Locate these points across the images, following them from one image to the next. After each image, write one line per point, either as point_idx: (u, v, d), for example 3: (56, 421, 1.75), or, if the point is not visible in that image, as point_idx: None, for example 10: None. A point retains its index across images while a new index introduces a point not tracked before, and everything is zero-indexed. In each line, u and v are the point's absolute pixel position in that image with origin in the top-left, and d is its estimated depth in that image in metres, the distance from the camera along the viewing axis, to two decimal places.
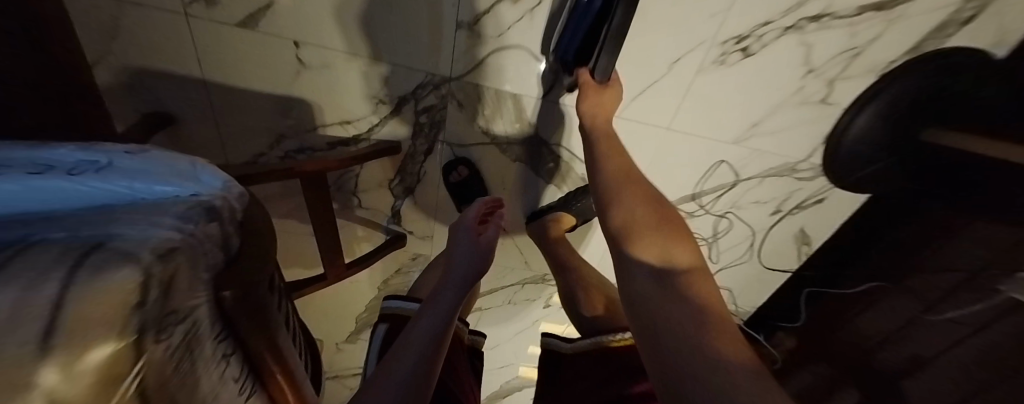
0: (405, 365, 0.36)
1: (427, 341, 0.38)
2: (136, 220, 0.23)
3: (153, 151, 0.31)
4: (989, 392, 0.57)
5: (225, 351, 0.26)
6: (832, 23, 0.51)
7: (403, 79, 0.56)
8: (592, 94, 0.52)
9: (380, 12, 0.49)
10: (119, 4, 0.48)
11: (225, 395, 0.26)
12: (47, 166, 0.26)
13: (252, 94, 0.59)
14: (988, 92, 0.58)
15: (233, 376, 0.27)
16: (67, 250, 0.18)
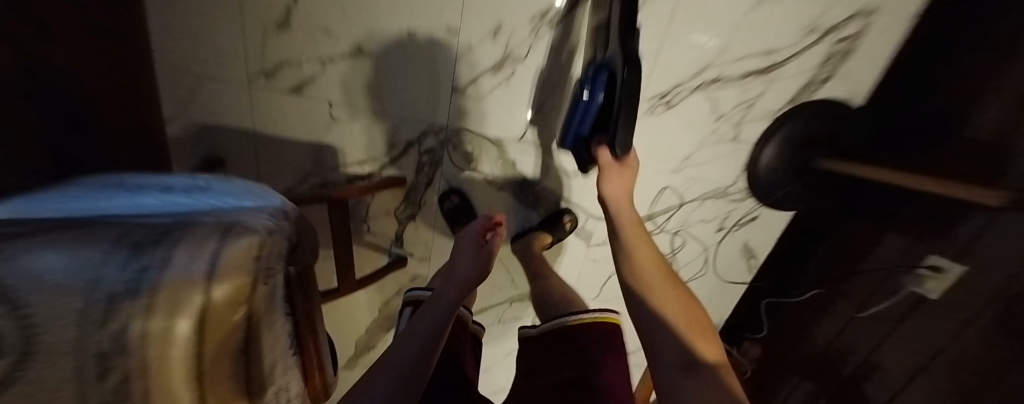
0: (409, 348, 0.41)
1: (429, 332, 0.43)
2: (241, 214, 0.35)
3: (235, 179, 0.44)
4: (924, 376, 0.67)
5: (287, 311, 0.37)
6: (726, 84, 0.71)
7: (412, 128, 0.73)
8: (612, 172, 0.63)
9: (397, 82, 0.68)
10: (200, 80, 0.66)
11: (284, 345, 0.37)
12: (168, 186, 0.40)
13: (288, 142, 0.74)
14: (855, 129, 0.77)
15: (288, 332, 0.38)
16: (218, 225, 0.31)
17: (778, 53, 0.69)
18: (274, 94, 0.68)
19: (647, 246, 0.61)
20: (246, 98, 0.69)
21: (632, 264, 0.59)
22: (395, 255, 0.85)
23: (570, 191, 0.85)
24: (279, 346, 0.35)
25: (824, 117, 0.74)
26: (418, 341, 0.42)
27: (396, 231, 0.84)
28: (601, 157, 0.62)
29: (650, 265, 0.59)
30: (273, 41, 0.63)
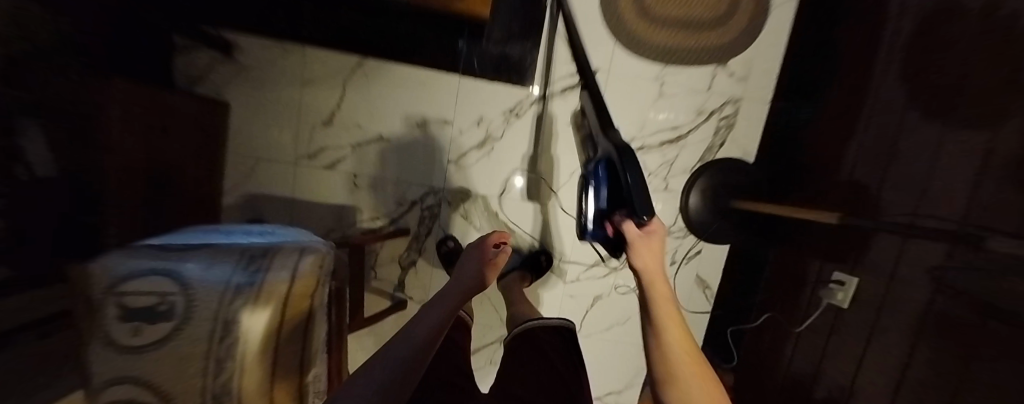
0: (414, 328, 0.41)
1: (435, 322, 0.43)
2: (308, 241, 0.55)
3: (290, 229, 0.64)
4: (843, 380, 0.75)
5: (329, 313, 0.53)
6: (647, 151, 0.98)
7: (416, 189, 0.95)
8: (639, 244, 0.47)
9: (406, 158, 0.94)
10: (262, 161, 0.91)
11: (321, 340, 0.51)
12: (248, 231, 0.59)
13: (317, 204, 0.94)
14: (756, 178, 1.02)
15: (327, 332, 0.53)
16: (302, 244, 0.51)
17: (681, 128, 0.98)
18: (314, 170, 0.93)
19: (681, 328, 0.44)
20: (291, 173, 0.92)
21: (663, 355, 0.42)
22: (397, 299, 0.97)
23: (544, 237, 1.02)
24: (317, 338, 0.49)
25: (729, 170, 0.99)
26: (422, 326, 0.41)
27: (398, 277, 0.98)
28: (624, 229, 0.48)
29: (694, 369, 0.41)
30: (319, 134, 0.91)
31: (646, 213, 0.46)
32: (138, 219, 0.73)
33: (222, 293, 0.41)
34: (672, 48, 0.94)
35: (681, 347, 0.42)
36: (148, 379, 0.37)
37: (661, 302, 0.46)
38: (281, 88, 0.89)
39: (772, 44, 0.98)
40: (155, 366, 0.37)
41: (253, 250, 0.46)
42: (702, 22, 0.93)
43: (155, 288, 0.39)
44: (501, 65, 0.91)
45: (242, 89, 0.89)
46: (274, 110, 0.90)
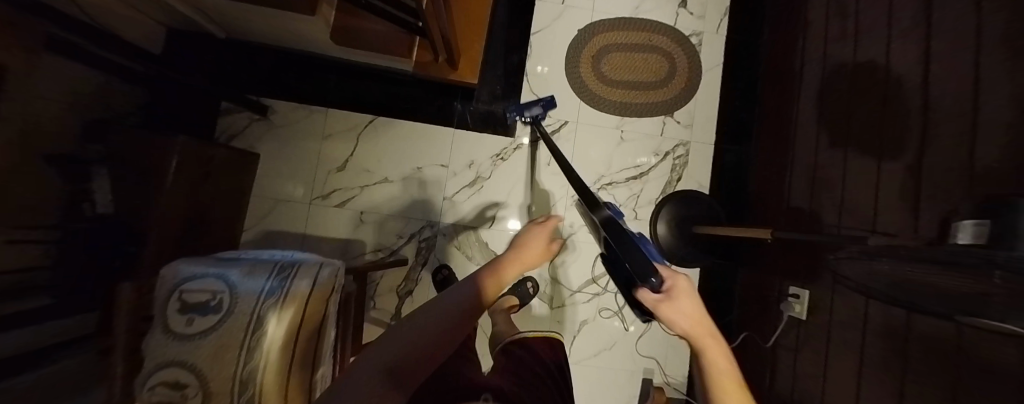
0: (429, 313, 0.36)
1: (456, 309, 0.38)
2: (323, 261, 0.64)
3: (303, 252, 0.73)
4: (825, 390, 0.81)
5: (333, 330, 0.61)
6: (616, 185, 1.15)
7: (415, 224, 1.08)
8: (663, 309, 0.44)
9: (408, 196, 1.08)
10: (282, 202, 1.05)
11: (326, 353, 0.59)
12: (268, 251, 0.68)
13: (326, 239, 1.05)
14: (715, 204, 1.14)
15: (330, 346, 0.60)
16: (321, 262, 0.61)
17: (643, 166, 1.16)
18: (325, 209, 1.06)
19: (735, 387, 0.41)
20: (305, 212, 1.05)
21: None
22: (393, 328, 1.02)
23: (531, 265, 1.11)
24: (325, 345, 0.57)
25: (691, 199, 1.10)
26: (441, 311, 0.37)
27: (395, 306, 1.05)
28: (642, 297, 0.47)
29: None
30: (333, 178, 1.06)
31: (653, 276, 0.46)
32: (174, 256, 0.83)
33: (259, 293, 0.51)
34: (627, 103, 1.16)
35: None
36: (193, 362, 0.46)
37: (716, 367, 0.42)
38: (304, 141, 1.06)
39: (708, 99, 1.21)
40: (202, 352, 0.46)
41: (283, 259, 0.56)
42: (648, 84, 1.16)
43: (210, 288, 0.49)
44: (488, 119, 1.11)
45: (272, 142, 1.05)
46: (295, 159, 1.06)
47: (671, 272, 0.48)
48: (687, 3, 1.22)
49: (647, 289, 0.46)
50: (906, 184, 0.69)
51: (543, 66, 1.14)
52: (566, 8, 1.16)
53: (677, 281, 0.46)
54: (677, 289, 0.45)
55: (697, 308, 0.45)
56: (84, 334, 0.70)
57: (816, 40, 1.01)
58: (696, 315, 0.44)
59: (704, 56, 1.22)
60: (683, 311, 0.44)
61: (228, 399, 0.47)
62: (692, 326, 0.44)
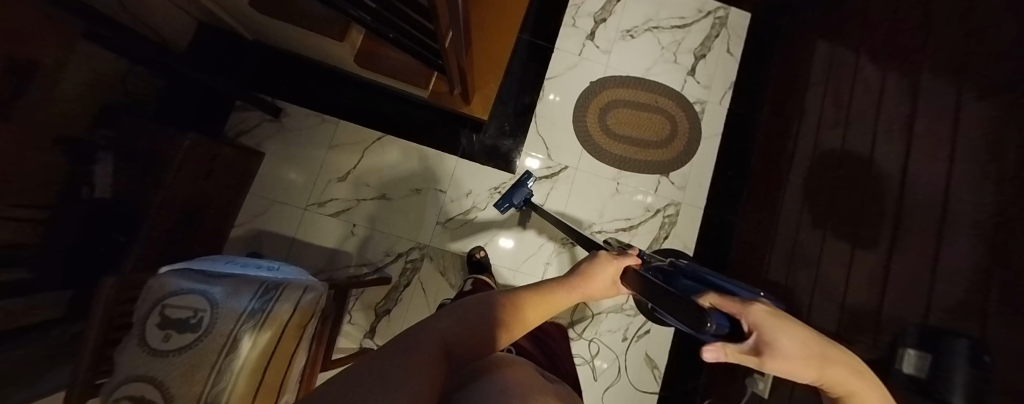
0: (481, 314, 0.32)
1: (505, 319, 0.34)
2: (304, 275, 0.66)
3: (286, 266, 0.74)
4: None
5: (304, 356, 0.62)
6: (604, 234, 1.18)
7: (405, 244, 1.09)
8: (766, 344, 0.32)
9: (403, 214, 1.10)
10: (276, 204, 1.06)
11: (293, 381, 0.59)
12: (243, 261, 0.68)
13: (314, 245, 1.06)
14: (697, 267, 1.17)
15: (298, 374, 0.61)
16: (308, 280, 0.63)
17: (633, 219, 1.20)
18: (318, 217, 1.07)
19: None
20: (298, 216, 1.06)
21: None
22: (365, 346, 1.02)
23: (510, 261, 1.12)
24: (293, 373, 0.57)
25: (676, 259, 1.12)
26: (491, 317, 0.33)
27: (370, 323, 1.05)
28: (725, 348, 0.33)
29: None
30: (331, 188, 1.08)
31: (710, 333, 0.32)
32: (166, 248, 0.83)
33: (240, 312, 0.52)
34: (627, 158, 1.20)
35: None
36: (163, 380, 0.47)
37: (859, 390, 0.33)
38: (309, 148, 1.08)
39: (702, 164, 1.27)
40: (174, 371, 0.47)
41: (268, 278, 0.57)
42: (649, 142, 1.22)
43: (192, 306, 0.51)
44: (492, 152, 1.15)
45: (279, 144, 1.07)
46: (298, 164, 1.08)
47: (744, 308, 0.35)
48: (696, 72, 1.29)
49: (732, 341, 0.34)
50: (870, 287, 0.73)
51: (552, 96, 1.19)
52: (581, 60, 1.22)
53: (753, 316, 0.34)
54: (761, 329, 0.33)
55: (803, 348, 0.33)
56: (63, 316, 0.70)
57: (808, 130, 1.08)
58: (802, 353, 0.33)
59: (705, 124, 1.28)
60: (781, 356, 0.32)
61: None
62: (821, 374, 0.34)
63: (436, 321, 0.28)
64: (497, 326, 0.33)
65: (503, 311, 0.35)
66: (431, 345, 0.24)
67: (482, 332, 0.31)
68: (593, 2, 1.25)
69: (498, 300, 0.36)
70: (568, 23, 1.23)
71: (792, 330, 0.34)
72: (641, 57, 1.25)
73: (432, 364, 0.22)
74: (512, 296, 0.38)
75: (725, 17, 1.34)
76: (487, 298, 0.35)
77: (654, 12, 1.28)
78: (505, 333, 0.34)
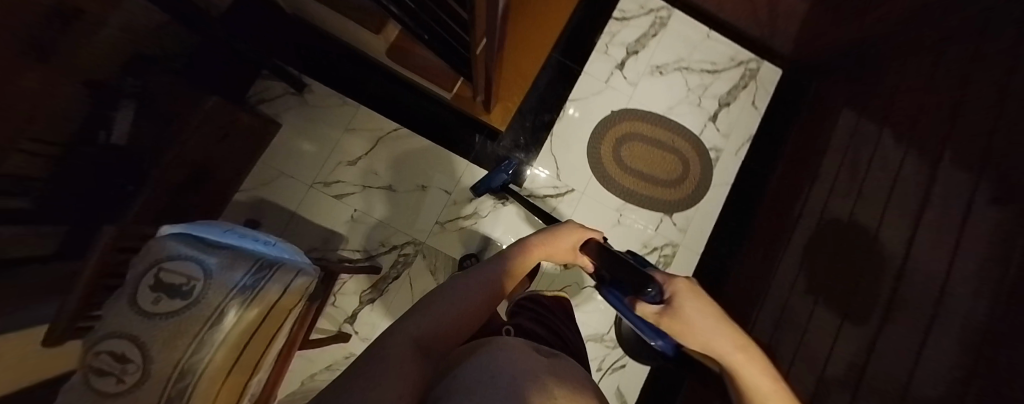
0: (460, 295, 0.34)
1: (484, 291, 0.37)
2: (298, 255, 0.66)
3: (283, 242, 0.75)
4: None
5: (282, 339, 0.62)
6: None
7: (401, 237, 1.10)
8: (681, 303, 0.38)
9: (405, 209, 1.11)
10: (282, 176, 1.07)
11: (265, 364, 0.59)
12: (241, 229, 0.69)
13: (312, 222, 1.07)
14: None
15: (272, 356, 0.61)
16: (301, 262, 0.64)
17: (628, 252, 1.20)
18: (321, 196, 1.08)
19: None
20: (303, 191, 1.07)
21: None
22: (344, 331, 1.04)
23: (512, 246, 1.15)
24: (268, 354, 0.58)
25: None
26: (471, 295, 0.35)
27: (353, 309, 1.07)
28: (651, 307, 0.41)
29: None
30: (340, 170, 1.09)
31: (647, 291, 0.42)
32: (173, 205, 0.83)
33: (232, 284, 0.53)
34: (634, 191, 1.21)
35: None
36: (144, 341, 0.48)
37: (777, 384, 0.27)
38: (326, 128, 1.09)
39: (707, 210, 1.27)
40: (157, 333, 0.48)
41: (265, 253, 0.58)
42: (658, 180, 1.22)
43: (186, 273, 0.52)
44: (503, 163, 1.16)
45: (298, 118, 1.09)
46: (312, 141, 1.09)
47: (676, 280, 0.42)
48: (717, 119, 1.29)
49: (640, 298, 0.43)
50: (850, 367, 0.73)
51: (570, 111, 1.21)
52: (607, 88, 1.23)
53: (676, 285, 0.40)
54: (677, 294, 0.39)
55: (714, 320, 0.35)
56: (61, 251, 0.70)
57: (817, 198, 1.08)
58: (714, 324, 0.34)
59: (716, 171, 1.28)
60: (684, 315, 0.37)
61: (162, 384, 0.47)
62: (712, 343, 0.33)
63: (409, 318, 0.29)
64: (478, 300, 0.35)
65: (480, 286, 0.37)
66: (403, 343, 0.25)
67: (464, 312, 0.33)
68: (629, 33, 1.26)
69: (474, 276, 0.38)
70: (600, 49, 1.24)
71: (714, 307, 0.37)
72: (666, 95, 1.26)
73: (404, 360, 0.23)
74: (487, 268, 0.40)
75: (755, 70, 1.34)
76: (463, 278, 0.37)
77: (687, 52, 1.29)
78: (487, 307, 0.36)
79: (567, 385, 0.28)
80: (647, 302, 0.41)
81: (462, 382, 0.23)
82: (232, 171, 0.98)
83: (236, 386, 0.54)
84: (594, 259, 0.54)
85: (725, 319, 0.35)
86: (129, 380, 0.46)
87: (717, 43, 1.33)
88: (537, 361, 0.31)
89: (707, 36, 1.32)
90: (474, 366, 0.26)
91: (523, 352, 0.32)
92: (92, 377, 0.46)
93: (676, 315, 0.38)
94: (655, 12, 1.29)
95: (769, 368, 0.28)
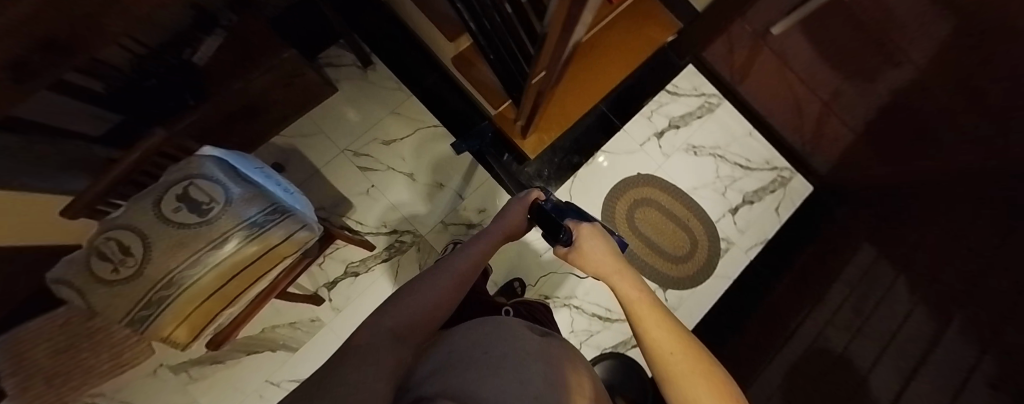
0: (423, 293, 0.44)
1: (444, 285, 0.47)
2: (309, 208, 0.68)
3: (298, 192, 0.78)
4: None
5: (265, 284, 0.64)
6: (581, 310, 1.18)
7: (404, 224, 1.14)
8: (582, 244, 0.63)
9: (416, 199, 1.15)
10: (319, 135, 1.14)
11: (240, 302, 0.61)
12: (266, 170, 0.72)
13: (331, 184, 1.12)
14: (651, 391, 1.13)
15: (250, 297, 0.62)
16: (310, 214, 0.65)
17: (612, 312, 1.20)
18: (347, 163, 1.14)
19: (643, 304, 0.48)
20: (332, 154, 1.13)
21: (657, 316, 0.45)
22: (319, 295, 1.06)
23: (507, 267, 1.18)
24: (247, 293, 0.60)
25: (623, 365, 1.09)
26: (431, 293, 0.45)
27: (336, 276, 1.09)
28: (564, 248, 0.68)
29: (688, 360, 0.39)
30: (372, 146, 1.15)
31: (562, 237, 0.67)
32: (215, 129, 0.90)
33: (243, 220, 0.56)
34: (638, 255, 1.21)
35: (659, 321, 0.44)
36: (151, 242, 0.52)
37: (627, 288, 0.53)
38: (373, 105, 1.17)
39: (703, 298, 1.24)
40: (163, 238, 0.52)
41: (283, 201, 0.60)
42: (664, 253, 1.23)
43: (209, 193, 0.56)
44: (521, 187, 1.19)
45: (353, 88, 1.17)
46: (357, 112, 1.16)
47: (579, 227, 0.65)
48: (737, 213, 1.29)
49: (560, 244, 0.68)
50: None
51: (601, 159, 1.25)
52: (640, 150, 1.27)
53: (580, 230, 0.64)
54: (582, 241, 0.63)
55: (604, 253, 0.61)
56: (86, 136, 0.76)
57: (815, 324, 1.05)
58: (604, 256, 0.61)
59: (723, 263, 1.26)
60: (588, 252, 0.62)
61: (149, 286, 0.51)
62: (605, 273, 0.60)
63: (380, 314, 0.38)
64: (436, 296, 0.45)
65: (439, 283, 0.47)
66: (383, 333, 0.34)
67: (427, 306, 0.43)
68: (676, 107, 1.31)
69: (433, 274, 0.48)
70: (645, 113, 1.30)
71: (603, 240, 0.63)
72: (694, 175, 1.28)
73: (389, 346, 0.33)
74: (446, 266, 0.51)
75: (787, 179, 1.35)
76: (426, 279, 0.47)
77: (726, 141, 1.32)
78: (447, 298, 0.46)
79: (526, 364, 0.34)
80: (564, 245, 0.67)
81: (454, 358, 0.34)
82: (278, 116, 1.05)
83: (208, 312, 0.56)
84: (537, 218, 0.73)
85: (613, 254, 0.61)
86: (124, 271, 0.51)
87: (757, 142, 1.35)
88: (502, 339, 0.39)
89: (750, 133, 1.35)
90: (464, 345, 0.38)
91: (504, 328, 0.44)
92: (92, 258, 0.50)
93: (579, 252, 0.64)
94: (705, 96, 1.34)
95: (638, 282, 0.54)
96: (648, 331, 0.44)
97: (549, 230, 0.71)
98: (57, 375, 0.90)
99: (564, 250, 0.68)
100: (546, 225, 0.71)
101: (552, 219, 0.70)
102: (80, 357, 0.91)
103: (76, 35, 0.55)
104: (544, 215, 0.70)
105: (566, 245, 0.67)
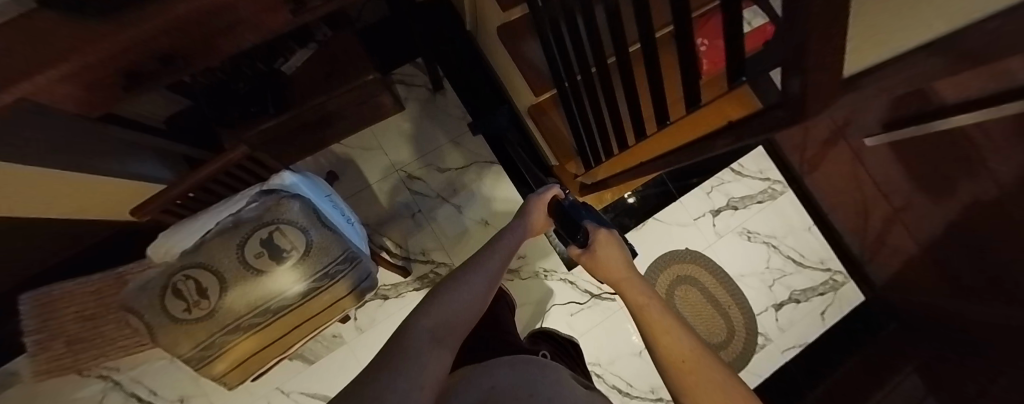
0: (459, 296, 0.44)
1: (483, 287, 0.47)
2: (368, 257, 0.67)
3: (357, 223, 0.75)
4: None
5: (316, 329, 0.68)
6: (603, 378, 1.14)
7: (442, 255, 1.11)
8: (598, 247, 0.60)
9: (458, 231, 1.12)
10: (378, 150, 1.13)
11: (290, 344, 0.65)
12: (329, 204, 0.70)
13: (380, 201, 1.11)
14: None
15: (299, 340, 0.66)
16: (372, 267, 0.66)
17: (634, 387, 1.14)
18: (397, 182, 1.12)
19: (656, 314, 0.50)
20: (386, 171, 1.12)
21: (669, 327, 0.48)
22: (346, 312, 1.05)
23: (536, 317, 1.16)
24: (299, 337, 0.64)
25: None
26: (468, 293, 0.45)
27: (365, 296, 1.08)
28: (578, 249, 0.64)
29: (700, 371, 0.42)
30: (426, 170, 1.14)
31: (580, 238, 0.63)
32: (285, 136, 0.89)
33: (312, 273, 0.60)
34: None
35: (675, 334, 0.47)
36: (235, 282, 0.59)
37: (638, 299, 0.54)
38: (436, 130, 1.15)
39: None
40: (244, 281, 0.60)
41: (356, 251, 0.63)
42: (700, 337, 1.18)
43: (284, 242, 0.61)
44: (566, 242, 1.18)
45: (420, 109, 1.16)
46: (418, 134, 1.15)
47: (597, 230, 0.61)
48: (780, 309, 1.23)
49: (575, 244, 0.64)
50: None
51: (629, 198, 1.21)
52: (692, 225, 1.23)
53: (598, 234, 0.61)
54: (598, 247, 0.60)
55: (619, 261, 0.59)
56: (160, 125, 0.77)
57: None
58: (619, 264, 0.59)
59: (757, 358, 1.21)
60: (602, 254, 0.60)
61: (227, 320, 0.59)
62: (618, 282, 0.58)
63: (421, 313, 0.42)
64: (468, 304, 0.44)
65: (472, 288, 0.46)
66: (414, 357, 0.35)
67: (459, 315, 0.43)
68: (737, 187, 1.26)
69: (463, 277, 0.47)
70: (705, 188, 1.25)
71: (620, 247, 0.61)
72: (743, 261, 1.23)
73: (418, 366, 0.34)
74: (477, 264, 0.49)
75: (840, 282, 1.28)
76: (456, 282, 0.46)
77: (782, 232, 1.27)
78: (478, 303, 0.45)
79: None
80: (579, 248, 0.64)
81: None
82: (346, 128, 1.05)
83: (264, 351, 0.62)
84: (552, 214, 0.66)
85: (627, 261, 0.60)
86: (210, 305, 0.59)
87: (815, 238, 1.29)
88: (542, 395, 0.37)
89: (808, 228, 1.29)
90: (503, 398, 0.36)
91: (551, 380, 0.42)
92: (189, 291, 0.59)
93: (592, 255, 0.61)
94: (770, 181, 1.29)
95: (648, 290, 0.55)
96: (665, 345, 0.46)
97: (563, 228, 0.66)
98: (81, 340, 0.93)
99: (578, 250, 0.64)
100: (560, 221, 0.66)
101: (566, 217, 0.64)
102: (108, 325, 0.93)
103: (187, 51, 0.55)
104: (563, 212, 0.64)
105: (581, 244, 0.63)
